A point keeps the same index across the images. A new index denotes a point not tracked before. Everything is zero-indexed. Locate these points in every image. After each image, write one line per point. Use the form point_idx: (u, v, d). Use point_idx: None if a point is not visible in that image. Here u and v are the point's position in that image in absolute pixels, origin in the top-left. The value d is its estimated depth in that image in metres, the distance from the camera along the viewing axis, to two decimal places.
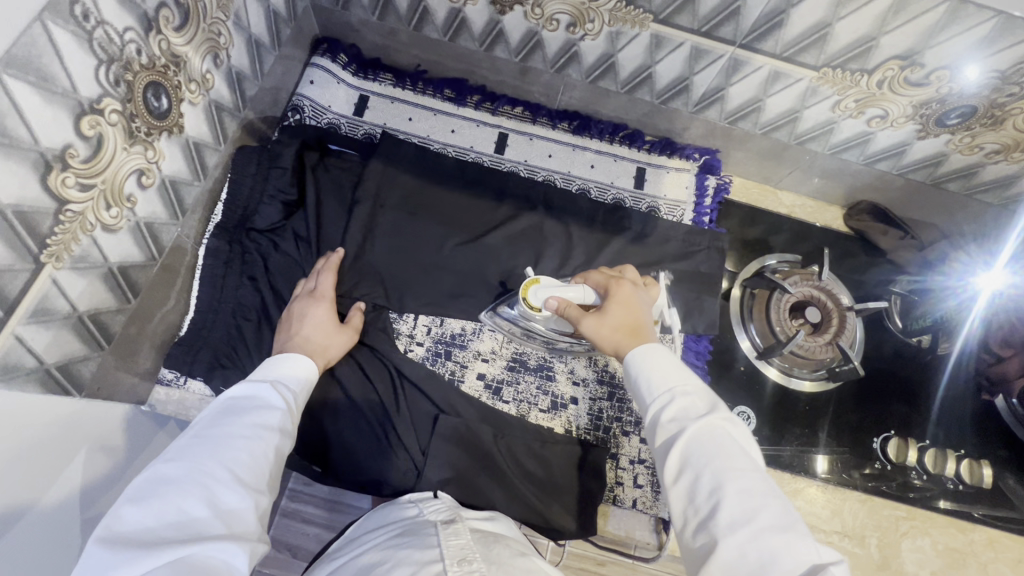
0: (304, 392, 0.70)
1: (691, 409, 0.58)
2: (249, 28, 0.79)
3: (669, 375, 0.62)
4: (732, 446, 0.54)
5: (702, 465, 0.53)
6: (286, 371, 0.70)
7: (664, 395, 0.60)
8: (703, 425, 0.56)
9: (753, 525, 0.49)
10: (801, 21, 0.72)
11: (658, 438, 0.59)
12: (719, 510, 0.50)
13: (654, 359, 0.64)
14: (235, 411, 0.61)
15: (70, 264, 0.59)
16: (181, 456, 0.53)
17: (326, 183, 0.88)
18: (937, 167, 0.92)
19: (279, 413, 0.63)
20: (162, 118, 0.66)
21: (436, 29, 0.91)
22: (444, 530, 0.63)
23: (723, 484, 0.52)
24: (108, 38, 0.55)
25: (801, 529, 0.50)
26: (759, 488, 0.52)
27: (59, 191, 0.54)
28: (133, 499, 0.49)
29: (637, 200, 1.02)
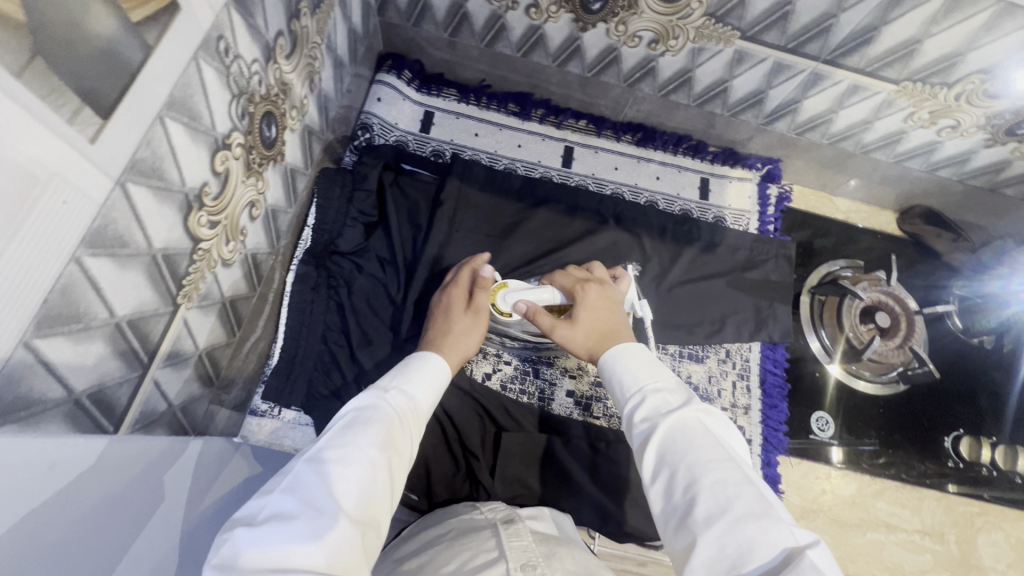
0: (425, 398, 0.61)
1: (664, 406, 0.54)
2: (335, 50, 0.77)
3: (641, 374, 0.59)
4: (707, 437, 0.49)
5: (677, 459, 0.48)
6: (409, 380, 0.61)
7: (636, 395, 0.57)
8: (677, 419, 0.52)
9: (727, 516, 0.43)
10: (891, 37, 0.74)
11: (635, 437, 0.54)
12: (693, 506, 0.45)
13: (627, 360, 0.61)
14: (357, 425, 0.52)
15: (197, 302, 0.57)
16: (297, 483, 0.46)
17: (405, 202, 0.87)
18: (998, 173, 0.95)
19: (396, 430, 0.54)
20: (270, 147, 0.64)
21: (509, 45, 0.90)
22: (504, 531, 0.60)
23: (698, 477, 0.46)
24: (241, 72, 0.53)
25: (777, 513, 0.43)
26: (731, 475, 0.46)
27: (194, 231, 0.52)
28: (250, 520, 0.42)
29: (703, 210, 1.03)
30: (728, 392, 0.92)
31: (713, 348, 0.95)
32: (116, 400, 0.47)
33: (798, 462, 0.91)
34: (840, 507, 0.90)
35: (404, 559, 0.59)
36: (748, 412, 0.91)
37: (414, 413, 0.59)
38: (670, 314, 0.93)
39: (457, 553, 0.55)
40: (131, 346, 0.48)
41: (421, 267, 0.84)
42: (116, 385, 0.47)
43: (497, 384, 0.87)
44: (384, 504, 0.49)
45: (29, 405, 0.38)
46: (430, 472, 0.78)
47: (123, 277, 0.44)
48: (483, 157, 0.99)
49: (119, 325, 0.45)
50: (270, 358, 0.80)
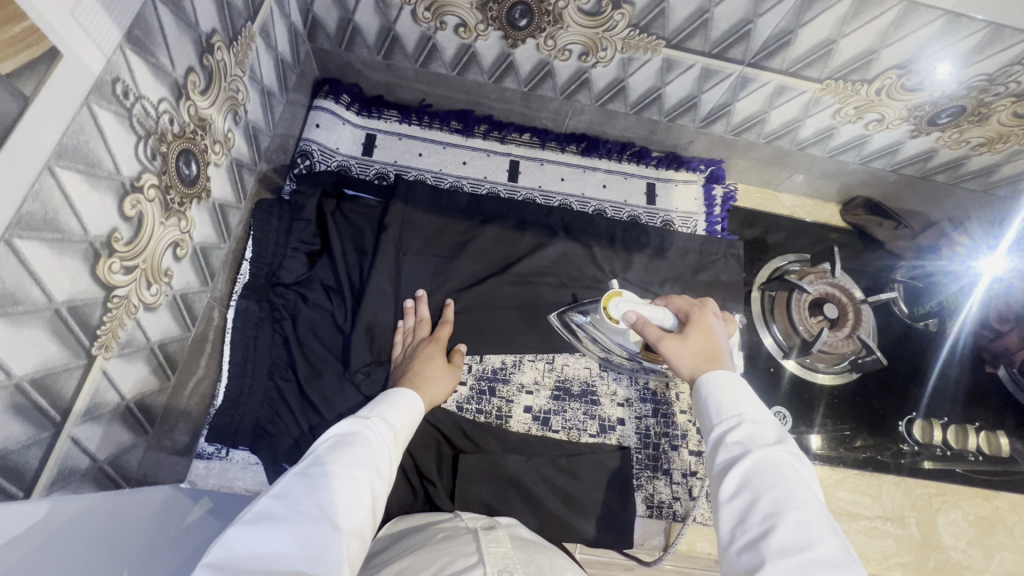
0: (404, 425, 0.63)
1: (756, 437, 0.54)
2: (261, 80, 0.76)
3: (740, 402, 0.58)
4: (798, 480, 0.49)
5: (763, 487, 0.48)
6: (388, 407, 0.64)
7: (731, 419, 0.56)
8: (770, 453, 0.51)
9: (805, 555, 0.43)
10: (807, 39, 0.76)
11: (719, 457, 0.54)
12: (770, 534, 0.45)
13: (725, 388, 0.59)
14: (342, 443, 0.54)
15: (118, 351, 0.55)
16: (286, 491, 0.47)
17: (347, 228, 0.86)
18: (927, 162, 0.98)
19: (381, 451, 0.56)
20: (192, 185, 0.63)
21: (444, 65, 0.90)
22: (484, 537, 0.59)
23: (781, 510, 0.46)
24: (145, 112, 0.52)
25: (860, 571, 0.42)
26: (820, 522, 0.45)
27: (106, 278, 0.51)
28: (243, 522, 0.43)
29: (651, 215, 1.04)
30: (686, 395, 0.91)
31: None
32: (24, 464, 0.45)
33: None
34: None
35: (379, 567, 0.57)
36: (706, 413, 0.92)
37: (397, 437, 0.60)
38: None
39: (436, 558, 0.53)
40: (37, 406, 0.45)
41: (368, 292, 0.83)
42: (22, 448, 0.45)
43: (453, 407, 0.85)
44: (367, 522, 0.50)
45: None
46: (387, 505, 0.76)
47: (19, 335, 0.42)
48: (428, 177, 0.99)
49: (21, 386, 0.43)
50: (215, 398, 0.77)
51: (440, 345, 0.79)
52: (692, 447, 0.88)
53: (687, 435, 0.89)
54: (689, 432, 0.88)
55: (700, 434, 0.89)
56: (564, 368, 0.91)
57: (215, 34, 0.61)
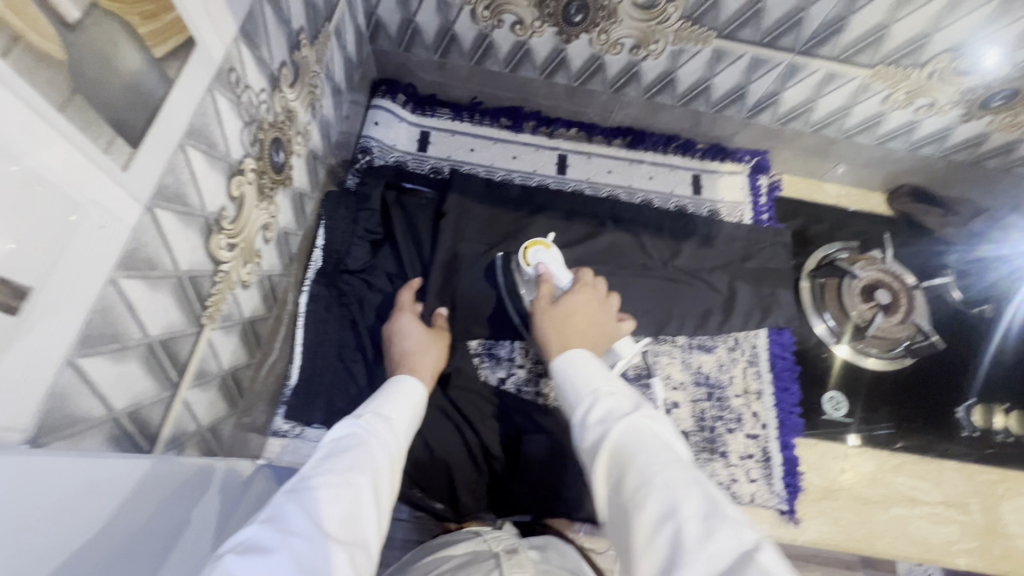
0: (404, 423, 0.65)
1: (615, 409, 0.56)
2: (333, 78, 0.81)
3: (595, 378, 0.62)
4: (654, 440, 0.52)
5: (628, 460, 0.50)
6: (381, 410, 0.64)
7: (588, 399, 0.59)
8: (628, 422, 0.54)
9: (675, 518, 0.44)
10: (860, 25, 0.77)
11: (586, 441, 0.56)
12: (641, 507, 0.46)
13: (582, 368, 0.63)
14: (333, 453, 0.55)
15: (220, 323, 0.59)
16: (275, 514, 0.46)
17: (408, 219, 0.90)
18: (978, 147, 0.98)
19: (372, 452, 0.57)
20: (280, 172, 0.67)
21: (497, 62, 0.94)
22: (506, 562, 0.59)
23: (646, 478, 0.48)
24: (251, 100, 0.56)
25: (722, 511, 0.44)
26: (679, 477, 0.47)
27: (215, 253, 0.55)
28: (233, 551, 0.42)
29: (698, 205, 1.06)
30: (739, 378, 0.93)
31: (722, 337, 0.95)
32: (150, 419, 0.49)
33: (814, 443, 0.91)
34: (861, 486, 0.89)
35: None
36: (761, 397, 0.92)
37: (393, 436, 0.61)
38: (674, 306, 0.94)
39: None
40: (162, 365, 0.49)
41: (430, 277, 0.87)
42: (150, 404, 0.49)
43: (513, 388, 0.87)
44: (363, 529, 0.50)
45: (75, 423, 0.40)
46: (454, 480, 0.79)
47: (154, 297, 0.46)
48: (481, 171, 1.03)
49: (153, 344, 0.47)
50: (288, 378, 0.81)
51: (405, 312, 0.81)
52: (747, 430, 0.89)
53: (742, 419, 0.90)
54: (743, 415, 0.90)
55: (754, 417, 0.90)
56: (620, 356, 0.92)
57: (303, 32, 0.66)
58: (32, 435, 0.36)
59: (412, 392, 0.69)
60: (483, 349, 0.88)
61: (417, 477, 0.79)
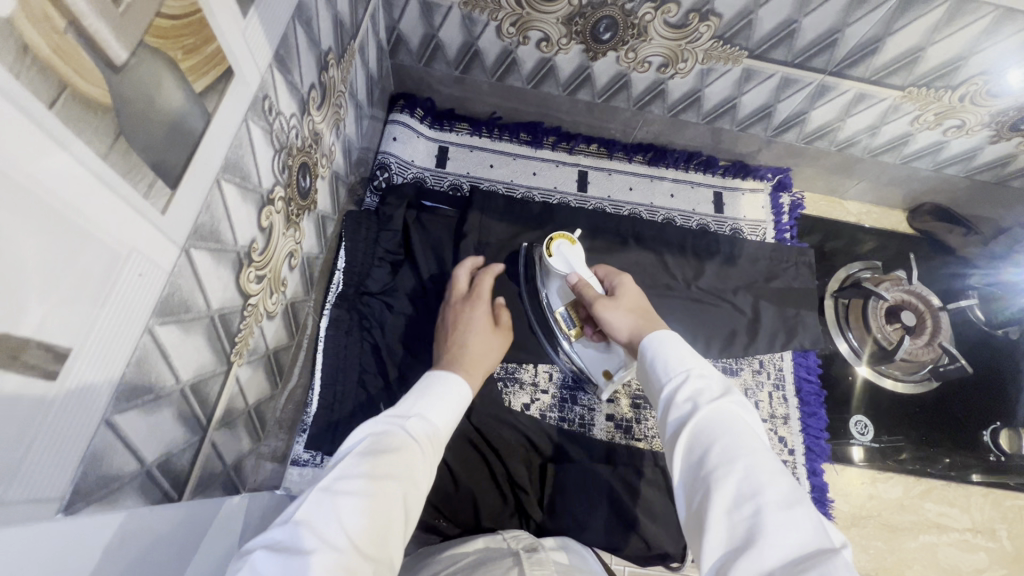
0: (445, 423, 0.62)
1: (703, 392, 0.55)
2: (356, 96, 0.79)
3: (685, 360, 0.60)
4: (744, 427, 0.50)
5: (711, 440, 0.49)
6: (424, 407, 0.61)
7: (677, 376, 0.58)
8: (716, 405, 0.53)
9: (757, 500, 0.43)
10: (894, 48, 0.76)
11: (670, 418, 0.55)
12: (721, 485, 0.46)
13: (672, 346, 0.62)
14: (374, 451, 0.52)
15: (246, 358, 0.57)
16: (311, 513, 0.44)
17: (427, 240, 0.89)
18: (1004, 167, 0.97)
19: (410, 458, 0.54)
20: (305, 197, 0.65)
21: (520, 78, 0.92)
22: (526, 561, 0.56)
23: (733, 459, 0.47)
24: (282, 127, 0.54)
25: (810, 507, 0.43)
26: (768, 465, 0.46)
27: (244, 286, 0.52)
28: (262, 555, 0.40)
29: (720, 223, 1.04)
30: (765, 403, 0.91)
31: (746, 359, 0.94)
32: (180, 467, 0.47)
33: (841, 468, 0.90)
34: (889, 513, 0.88)
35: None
36: (787, 422, 0.90)
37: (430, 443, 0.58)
38: (699, 328, 0.93)
39: None
40: (192, 410, 0.47)
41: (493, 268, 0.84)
42: (179, 451, 0.46)
43: (536, 414, 0.86)
44: (394, 540, 0.47)
45: (108, 482, 0.37)
46: (478, 511, 0.76)
47: (187, 341, 0.44)
48: (501, 188, 1.00)
49: (184, 390, 0.45)
50: (308, 405, 0.79)
51: (479, 301, 0.79)
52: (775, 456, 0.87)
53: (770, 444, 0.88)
54: (771, 441, 0.88)
55: (782, 442, 0.88)
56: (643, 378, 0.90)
57: (331, 52, 0.64)
58: (68, 504, 0.33)
59: (454, 395, 0.66)
60: (505, 372, 0.87)
61: (441, 508, 0.76)
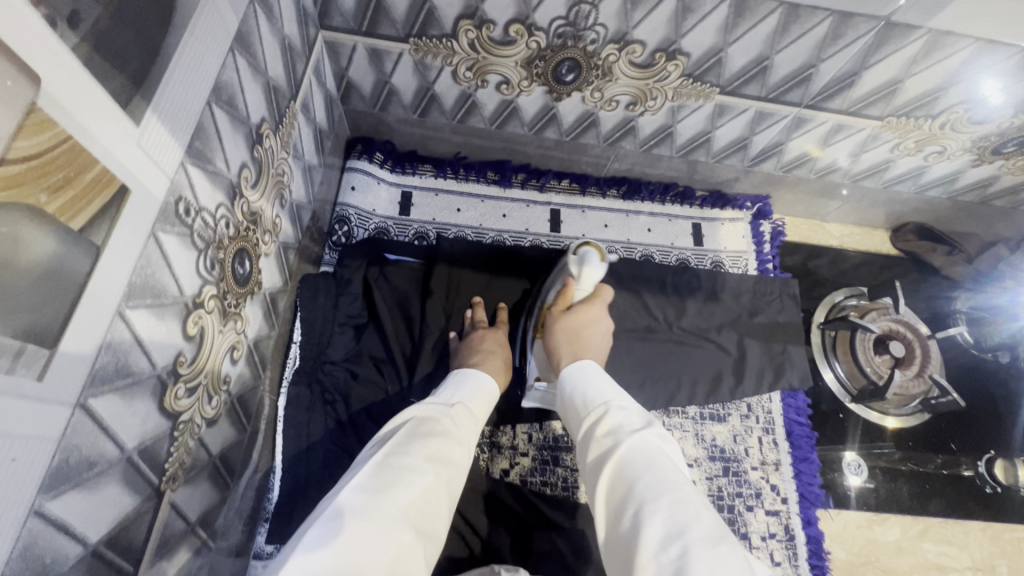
0: (483, 410, 0.67)
1: (624, 424, 0.54)
2: (303, 156, 0.73)
3: (604, 391, 0.60)
4: (665, 461, 0.50)
5: (634, 478, 0.48)
6: (467, 394, 0.66)
7: (599, 409, 0.58)
8: (637, 440, 0.52)
9: (681, 538, 0.42)
10: (871, 80, 0.72)
11: (594, 455, 0.54)
12: (644, 526, 0.44)
13: (596, 381, 0.62)
14: (421, 433, 0.57)
15: (182, 479, 0.51)
16: (368, 485, 0.50)
17: (391, 297, 0.82)
18: (987, 188, 0.94)
19: (451, 439, 0.59)
20: (245, 283, 0.59)
21: (483, 119, 0.87)
22: None
23: (657, 496, 0.46)
24: (205, 224, 0.48)
25: (732, 543, 0.42)
26: (692, 500, 0.45)
27: (172, 406, 0.47)
28: (327, 517, 0.46)
29: (700, 257, 1.00)
30: (755, 449, 0.87)
31: (734, 404, 0.90)
32: None
33: (836, 513, 0.87)
34: (887, 556, 0.85)
35: None
36: (779, 468, 0.87)
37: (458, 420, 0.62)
38: (685, 374, 0.88)
39: None
40: (109, 567, 0.41)
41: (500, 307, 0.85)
42: None
43: (517, 479, 0.82)
44: (438, 514, 0.53)
45: None
46: None
47: (96, 498, 0.38)
48: (469, 233, 0.95)
49: (95, 550, 0.39)
50: (269, 491, 0.73)
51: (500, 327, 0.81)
52: (768, 506, 0.84)
53: (761, 494, 0.85)
54: (762, 491, 0.85)
55: (775, 491, 0.85)
56: None
57: (264, 122, 0.58)
58: None
59: (476, 378, 0.70)
60: (482, 438, 0.83)
61: None
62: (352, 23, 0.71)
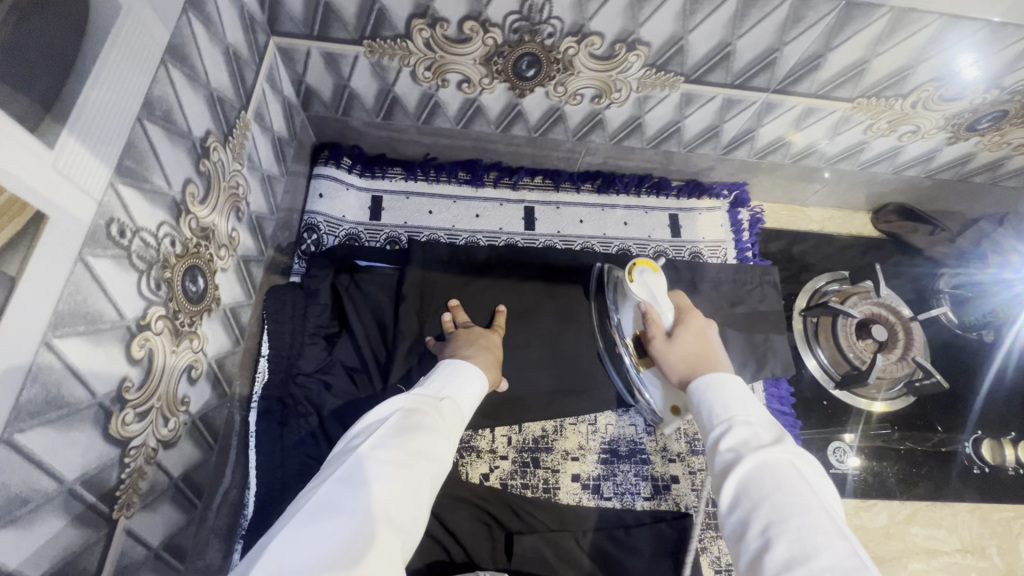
0: (467, 400, 0.66)
1: (751, 440, 0.53)
2: (260, 166, 0.72)
3: (733, 403, 0.58)
4: (797, 482, 0.48)
5: (763, 498, 0.47)
6: (452, 386, 0.65)
7: (722, 423, 0.56)
8: (764, 457, 0.50)
9: (810, 564, 0.41)
10: (837, 63, 0.71)
11: (717, 465, 0.54)
12: (770, 548, 0.44)
13: (722, 390, 0.59)
14: (401, 426, 0.56)
15: (140, 505, 0.50)
16: (345, 482, 0.49)
17: (363, 304, 0.81)
18: (964, 166, 0.93)
19: (432, 433, 0.57)
20: (199, 301, 0.57)
21: (448, 119, 0.85)
22: None
23: (785, 520, 0.45)
24: (145, 244, 0.47)
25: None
26: (821, 527, 0.44)
27: (120, 433, 0.45)
28: (301, 514, 0.46)
29: (678, 249, 0.99)
30: None
31: None
32: None
33: None
34: (875, 542, 0.85)
35: None
36: None
37: (436, 410, 0.61)
38: None
39: None
40: None
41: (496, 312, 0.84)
42: None
43: (497, 483, 0.81)
44: (417, 508, 0.52)
45: None
46: None
47: (32, 533, 0.37)
48: (442, 235, 0.94)
49: None
50: (245, 507, 0.72)
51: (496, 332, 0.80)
52: None
53: None
54: None
55: None
56: (609, 429, 0.86)
57: (210, 135, 0.57)
58: None
59: (461, 368, 0.68)
60: (461, 442, 0.82)
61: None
62: (303, 28, 0.69)
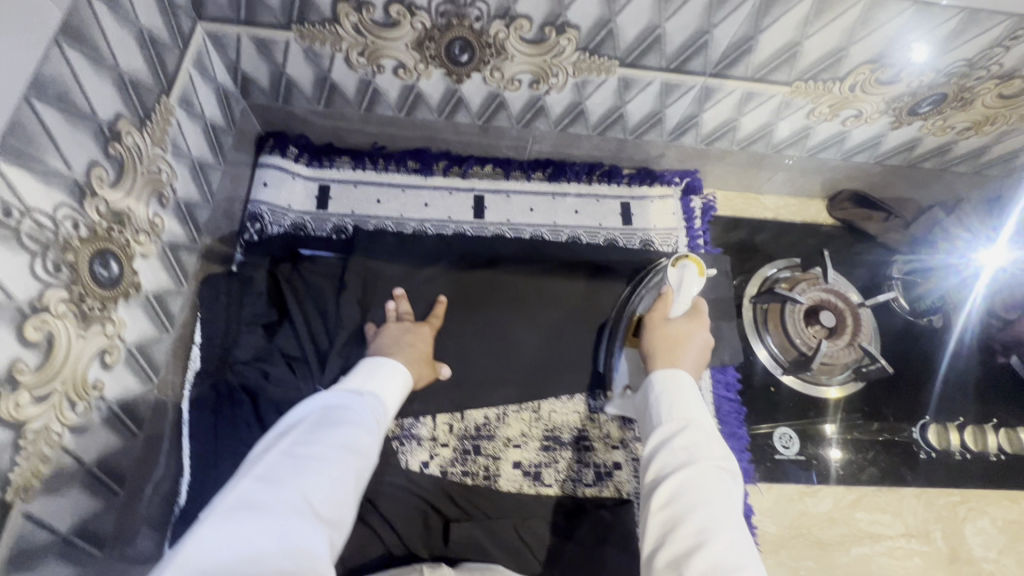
0: (394, 398, 0.66)
1: (696, 448, 0.56)
2: (189, 153, 0.71)
3: (687, 410, 0.60)
4: (727, 497, 0.52)
5: (700, 503, 0.51)
6: (382, 384, 0.65)
7: (673, 425, 0.59)
8: (705, 469, 0.54)
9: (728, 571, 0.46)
10: (769, 45, 0.70)
11: (659, 462, 0.56)
12: (699, 550, 0.48)
13: (676, 391, 0.62)
14: (327, 421, 0.56)
15: (41, 489, 0.50)
16: (273, 477, 0.48)
17: (304, 291, 0.80)
18: (912, 151, 0.93)
19: (361, 428, 0.57)
20: (113, 286, 0.57)
21: (389, 106, 0.85)
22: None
23: (716, 529, 0.49)
24: (38, 226, 0.46)
25: None
26: (741, 543, 0.49)
27: (11, 415, 0.45)
28: (225, 510, 0.45)
29: (629, 237, 0.98)
30: None
31: None
32: None
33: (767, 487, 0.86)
34: (819, 527, 0.85)
35: None
36: None
37: (363, 405, 0.61)
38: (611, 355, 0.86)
39: None
40: None
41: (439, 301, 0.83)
42: None
43: (437, 471, 0.81)
44: (347, 503, 0.52)
45: None
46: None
47: None
48: (389, 224, 0.94)
49: None
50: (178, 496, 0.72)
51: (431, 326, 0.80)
52: None
53: None
54: None
55: None
56: (553, 417, 0.86)
57: (121, 118, 0.56)
58: None
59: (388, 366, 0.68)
60: (402, 430, 0.82)
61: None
62: (230, 12, 0.68)
